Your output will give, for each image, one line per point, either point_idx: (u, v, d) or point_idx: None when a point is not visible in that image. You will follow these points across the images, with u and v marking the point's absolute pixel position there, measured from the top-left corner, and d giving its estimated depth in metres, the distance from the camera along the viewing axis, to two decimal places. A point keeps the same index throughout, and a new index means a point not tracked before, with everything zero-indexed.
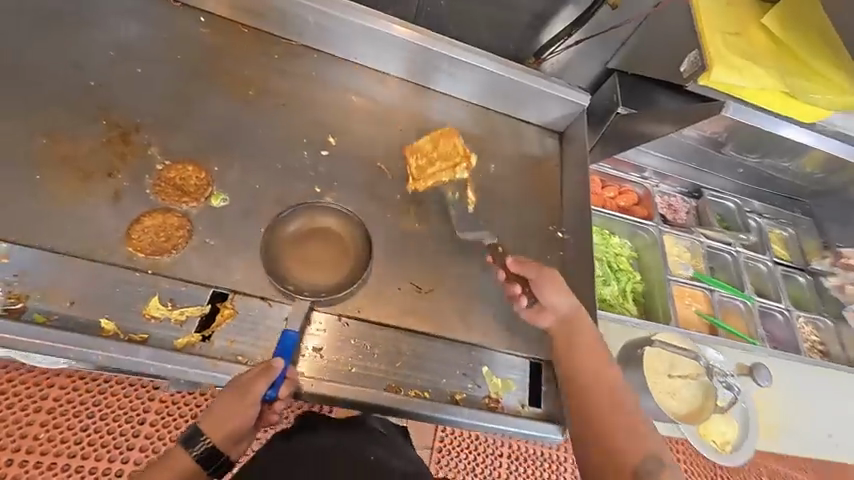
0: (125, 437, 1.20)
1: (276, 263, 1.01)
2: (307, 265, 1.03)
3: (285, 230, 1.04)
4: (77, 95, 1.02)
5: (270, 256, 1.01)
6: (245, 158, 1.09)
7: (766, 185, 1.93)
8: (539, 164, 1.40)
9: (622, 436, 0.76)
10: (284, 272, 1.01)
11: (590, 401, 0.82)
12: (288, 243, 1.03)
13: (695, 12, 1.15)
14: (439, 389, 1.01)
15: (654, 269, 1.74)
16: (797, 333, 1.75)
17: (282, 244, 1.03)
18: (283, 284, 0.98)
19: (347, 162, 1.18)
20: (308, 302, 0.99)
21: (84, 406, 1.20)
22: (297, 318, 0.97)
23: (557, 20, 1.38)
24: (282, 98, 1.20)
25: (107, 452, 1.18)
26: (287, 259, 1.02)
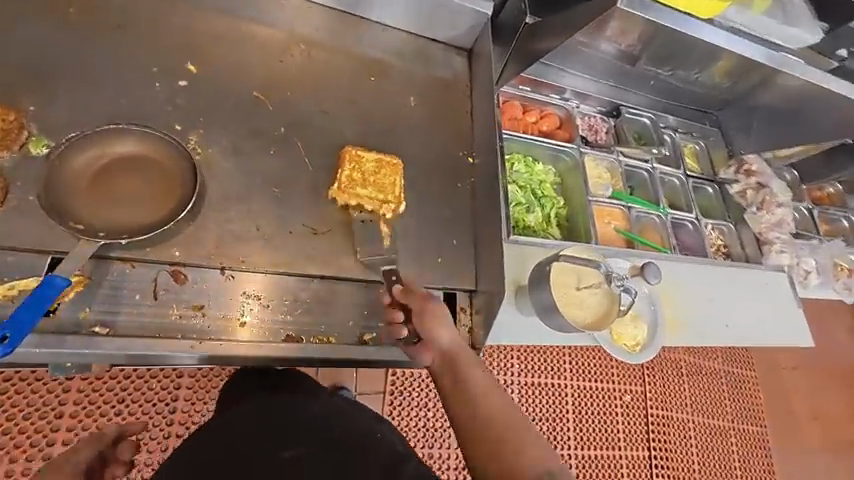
0: (43, 434, 1.15)
1: (67, 202, 0.79)
2: (113, 203, 0.82)
3: (79, 162, 0.81)
4: None
5: (58, 194, 0.79)
6: (73, 93, 0.88)
7: (678, 99, 1.97)
8: (447, 87, 1.29)
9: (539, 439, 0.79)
10: (79, 212, 0.80)
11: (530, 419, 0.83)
12: (79, 172, 0.81)
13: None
14: (346, 332, 0.95)
15: (576, 192, 1.75)
16: (704, 239, 1.88)
17: (75, 179, 0.81)
18: (72, 228, 0.77)
19: (214, 93, 1.00)
20: (98, 244, 0.77)
21: None
22: (73, 262, 0.74)
23: None
24: (117, 16, 0.97)
25: (26, 452, 1.13)
26: (82, 197, 0.81)
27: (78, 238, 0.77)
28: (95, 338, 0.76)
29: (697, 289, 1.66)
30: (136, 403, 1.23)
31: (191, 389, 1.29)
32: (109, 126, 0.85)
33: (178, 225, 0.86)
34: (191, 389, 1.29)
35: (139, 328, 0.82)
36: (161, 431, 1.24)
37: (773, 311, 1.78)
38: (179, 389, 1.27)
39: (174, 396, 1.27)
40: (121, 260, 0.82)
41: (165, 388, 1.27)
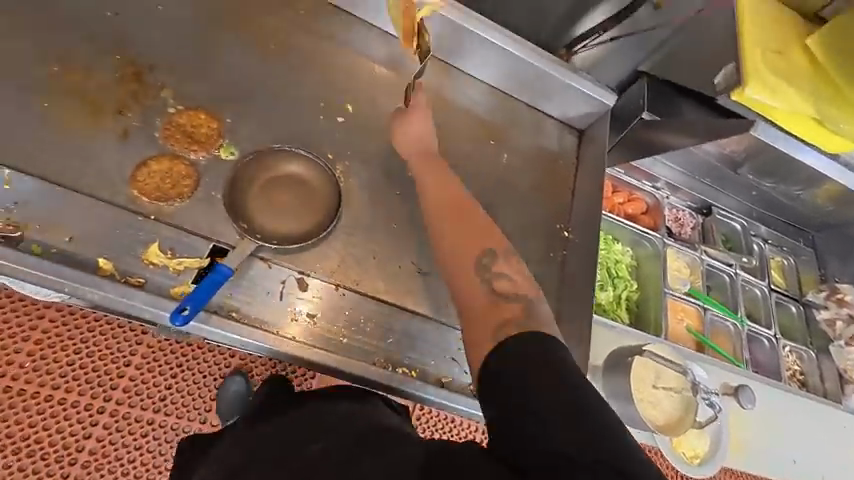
0: (111, 376, 1.32)
1: (241, 203, 0.96)
2: (272, 209, 0.98)
3: (254, 171, 0.98)
4: (94, 25, 0.99)
5: (236, 195, 0.96)
6: (260, 114, 1.06)
7: (773, 210, 1.97)
8: (555, 160, 1.38)
9: (473, 257, 0.85)
10: (248, 214, 0.96)
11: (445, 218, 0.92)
12: (253, 181, 0.98)
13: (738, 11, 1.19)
14: (426, 370, 1.02)
15: (652, 281, 1.75)
16: (780, 361, 1.78)
17: (250, 185, 0.97)
18: (242, 226, 0.94)
19: (363, 131, 1.15)
20: (255, 244, 0.92)
21: (72, 343, 1.32)
22: (235, 254, 0.89)
23: (590, 18, 1.38)
24: (303, 55, 1.16)
25: (93, 390, 1.30)
26: (251, 201, 0.97)
27: (242, 236, 0.93)
28: (231, 322, 0.89)
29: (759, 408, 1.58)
30: (190, 370, 1.40)
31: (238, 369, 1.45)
32: (281, 146, 1.02)
33: (316, 241, 1.00)
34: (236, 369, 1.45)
35: (263, 321, 0.94)
36: (203, 400, 1.39)
37: (843, 455, 1.68)
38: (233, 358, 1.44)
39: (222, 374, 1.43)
40: (261, 258, 0.95)
41: (217, 363, 1.44)
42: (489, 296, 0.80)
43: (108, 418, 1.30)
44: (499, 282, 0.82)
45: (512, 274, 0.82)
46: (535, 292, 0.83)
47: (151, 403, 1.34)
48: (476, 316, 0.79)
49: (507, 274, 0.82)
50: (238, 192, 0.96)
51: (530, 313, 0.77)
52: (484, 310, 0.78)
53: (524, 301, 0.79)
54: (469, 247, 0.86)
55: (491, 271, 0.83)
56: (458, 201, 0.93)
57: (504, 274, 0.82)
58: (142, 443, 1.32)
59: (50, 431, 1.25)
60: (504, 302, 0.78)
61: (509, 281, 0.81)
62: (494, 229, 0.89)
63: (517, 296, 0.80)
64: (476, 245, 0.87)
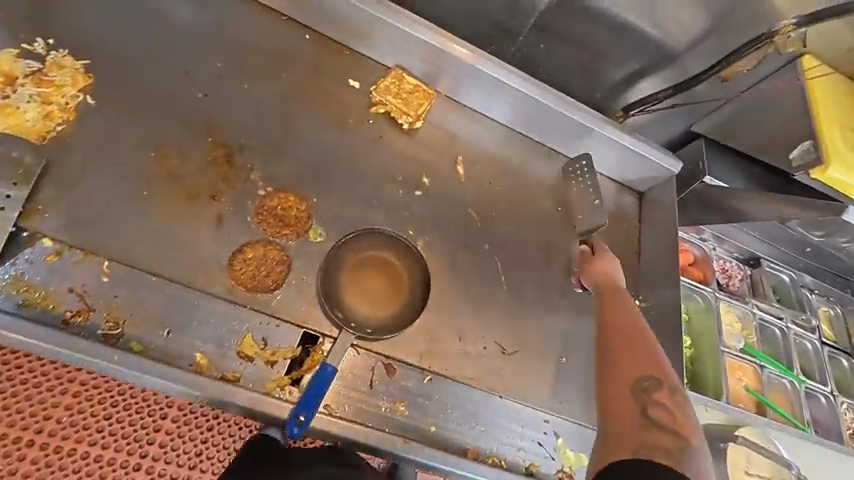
0: (147, 431, 1.26)
1: (335, 291, 0.95)
2: (361, 296, 0.97)
3: (347, 255, 0.98)
4: (187, 108, 1.00)
5: (330, 283, 0.95)
6: (344, 192, 1.07)
7: (820, 261, 1.93)
8: (619, 225, 1.39)
9: (631, 381, 0.81)
10: (340, 302, 0.95)
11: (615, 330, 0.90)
12: (347, 268, 0.98)
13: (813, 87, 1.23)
14: (513, 458, 1.00)
15: (705, 337, 1.72)
16: (839, 420, 1.74)
17: (341, 270, 0.97)
18: (333, 316, 0.92)
19: (441, 205, 1.15)
20: (352, 336, 0.92)
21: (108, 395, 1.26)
22: (338, 353, 0.90)
23: (643, 86, 1.40)
24: (381, 128, 1.18)
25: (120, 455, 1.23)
26: (341, 287, 0.96)
27: (338, 328, 0.92)
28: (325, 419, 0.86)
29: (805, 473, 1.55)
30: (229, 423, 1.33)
31: None
32: (369, 230, 1.02)
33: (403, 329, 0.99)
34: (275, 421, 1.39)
35: (356, 413, 0.92)
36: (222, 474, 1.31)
37: None
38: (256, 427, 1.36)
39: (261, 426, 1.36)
40: (356, 347, 0.95)
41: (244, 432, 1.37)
42: (640, 416, 0.77)
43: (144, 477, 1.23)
44: (655, 410, 0.78)
45: (671, 407, 0.78)
46: (698, 442, 0.77)
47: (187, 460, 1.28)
48: (616, 422, 0.77)
49: (667, 406, 0.78)
50: (332, 279, 0.96)
51: (683, 455, 0.73)
52: (633, 433, 0.75)
53: (685, 444, 0.75)
54: (633, 360, 0.84)
55: (650, 395, 0.79)
56: (634, 323, 0.91)
57: (662, 408, 0.78)
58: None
59: None
60: (652, 429, 0.75)
61: (665, 417, 0.77)
62: (661, 359, 0.85)
63: (677, 434, 0.76)
64: (640, 365, 0.83)
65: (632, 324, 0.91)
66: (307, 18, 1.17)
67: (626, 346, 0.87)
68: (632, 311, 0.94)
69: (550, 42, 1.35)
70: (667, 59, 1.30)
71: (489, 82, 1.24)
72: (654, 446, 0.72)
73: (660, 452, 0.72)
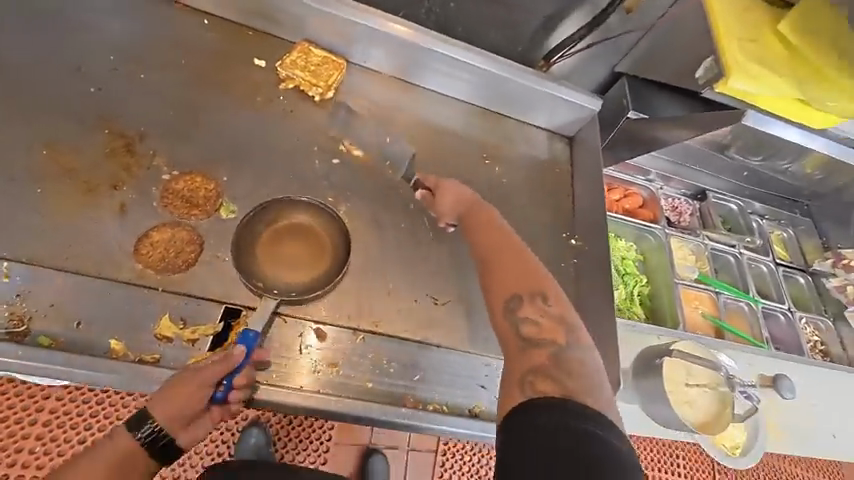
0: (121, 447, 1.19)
1: (250, 265, 0.95)
2: (283, 266, 0.98)
3: (258, 229, 0.98)
4: (80, 103, 0.99)
5: (242, 257, 0.95)
6: (255, 168, 1.06)
7: (765, 186, 1.99)
8: (551, 171, 1.40)
9: (502, 311, 0.82)
10: (258, 273, 0.95)
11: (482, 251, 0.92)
12: (262, 242, 0.98)
13: (707, 6, 1.16)
14: (457, 403, 1.01)
15: (659, 272, 1.76)
16: (799, 335, 1.79)
17: (255, 246, 0.97)
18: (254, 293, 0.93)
19: (360, 170, 1.16)
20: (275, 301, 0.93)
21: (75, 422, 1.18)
22: (260, 319, 0.90)
23: (568, 22, 1.40)
24: (292, 102, 1.18)
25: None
26: (260, 261, 0.97)
27: (260, 296, 0.92)
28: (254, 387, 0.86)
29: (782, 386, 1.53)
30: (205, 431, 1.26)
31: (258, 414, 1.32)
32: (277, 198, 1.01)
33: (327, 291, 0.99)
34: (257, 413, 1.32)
35: (288, 378, 0.93)
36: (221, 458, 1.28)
37: None
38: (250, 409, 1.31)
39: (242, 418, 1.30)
40: (281, 318, 0.95)
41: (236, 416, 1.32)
42: (518, 341, 0.78)
43: None
44: (527, 326, 0.79)
45: (539, 319, 0.78)
46: (572, 338, 0.77)
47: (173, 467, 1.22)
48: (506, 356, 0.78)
49: (535, 318, 0.79)
50: (246, 252, 0.96)
51: (557, 362, 0.72)
52: (512, 356, 0.77)
53: (555, 347, 0.75)
54: (502, 282, 0.85)
55: (518, 314, 0.80)
56: (494, 227, 0.95)
57: (531, 322, 0.78)
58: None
59: None
60: (531, 349, 0.76)
61: (538, 331, 0.77)
62: (532, 270, 0.85)
63: (546, 343, 0.76)
64: (507, 286, 0.84)
65: (494, 241, 0.92)
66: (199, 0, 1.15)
67: (497, 271, 0.87)
68: (495, 222, 0.96)
69: None
70: None
71: (396, 45, 1.22)
72: (531, 366, 0.72)
73: (540, 371, 0.71)
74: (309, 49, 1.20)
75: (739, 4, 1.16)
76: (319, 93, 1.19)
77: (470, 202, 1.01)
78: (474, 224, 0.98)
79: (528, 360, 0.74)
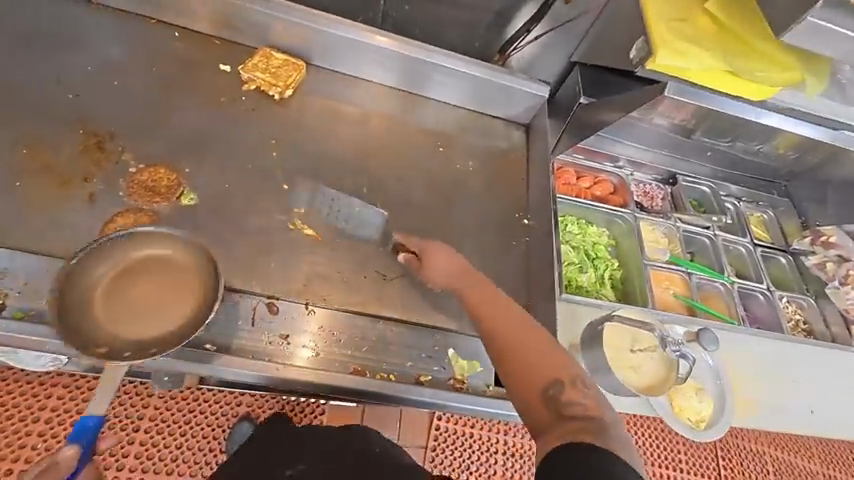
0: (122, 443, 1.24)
1: (99, 317, 0.84)
2: (133, 315, 0.87)
3: (98, 275, 0.87)
4: (59, 108, 1.10)
5: (84, 312, 0.83)
6: (216, 160, 1.15)
7: (738, 168, 1.99)
8: (507, 156, 1.45)
9: (539, 398, 0.73)
10: (106, 327, 0.83)
11: (491, 329, 0.82)
12: (107, 290, 0.87)
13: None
14: (405, 373, 1.05)
15: (630, 255, 1.78)
16: (780, 314, 1.77)
17: (100, 295, 0.86)
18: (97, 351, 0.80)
19: (316, 160, 1.25)
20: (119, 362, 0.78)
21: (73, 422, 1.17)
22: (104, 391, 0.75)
23: (521, 14, 1.48)
24: (255, 102, 1.28)
25: (106, 459, 1.22)
26: (106, 313, 0.85)
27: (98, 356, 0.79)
28: (206, 353, 0.92)
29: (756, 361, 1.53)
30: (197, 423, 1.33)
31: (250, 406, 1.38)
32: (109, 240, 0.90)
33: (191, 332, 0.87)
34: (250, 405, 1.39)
35: (240, 349, 0.98)
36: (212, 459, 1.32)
37: None
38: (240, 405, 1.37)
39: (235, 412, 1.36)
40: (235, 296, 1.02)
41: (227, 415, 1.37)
42: (556, 420, 0.70)
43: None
44: (568, 406, 0.71)
45: (582, 399, 0.71)
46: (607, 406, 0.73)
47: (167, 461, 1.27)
48: (541, 433, 0.70)
49: (579, 400, 0.71)
50: (92, 303, 0.85)
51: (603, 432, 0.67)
52: (551, 428, 0.69)
53: (598, 421, 0.69)
54: (526, 369, 0.75)
55: (559, 399, 0.71)
56: (503, 306, 0.86)
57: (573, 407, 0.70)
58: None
59: None
60: (569, 426, 0.68)
61: (583, 411, 0.70)
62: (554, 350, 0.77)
63: (590, 418, 0.69)
64: (535, 369, 0.75)
65: (505, 323, 0.81)
66: (170, 16, 1.28)
67: (520, 347, 0.78)
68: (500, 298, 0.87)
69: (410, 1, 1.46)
70: None
71: (351, 45, 1.33)
72: (574, 442, 0.66)
73: (582, 432, 0.67)
74: (271, 54, 1.31)
75: None
76: (279, 92, 1.29)
77: (460, 273, 0.96)
78: (480, 311, 0.86)
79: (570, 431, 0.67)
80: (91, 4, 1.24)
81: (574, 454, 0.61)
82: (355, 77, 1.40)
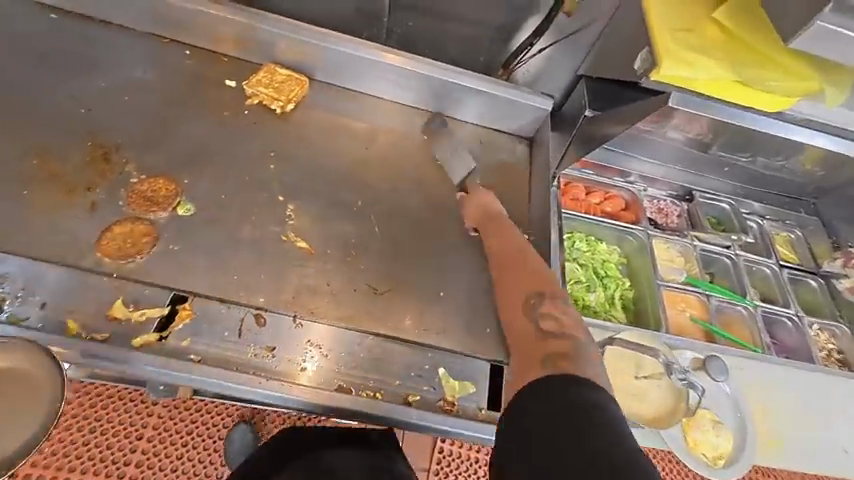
0: (124, 451, 1.37)
1: None
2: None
3: None
4: (70, 121, 1.15)
5: None
6: (216, 171, 1.18)
7: (760, 185, 1.89)
8: (509, 169, 1.42)
9: (523, 309, 0.93)
10: None
11: (504, 257, 1.09)
12: None
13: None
14: (393, 391, 1.01)
15: (643, 275, 1.69)
16: (810, 342, 1.62)
17: None
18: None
19: (314, 172, 1.25)
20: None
21: (88, 423, 1.38)
22: None
23: (524, 28, 1.47)
24: (258, 115, 1.31)
25: (107, 467, 1.35)
26: None
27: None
28: (190, 364, 0.91)
29: (786, 393, 1.39)
30: (200, 434, 1.44)
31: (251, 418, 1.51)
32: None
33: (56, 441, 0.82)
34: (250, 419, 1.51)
35: (224, 360, 0.96)
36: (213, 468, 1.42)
37: None
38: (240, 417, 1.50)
39: (236, 424, 1.48)
40: (225, 305, 1.01)
41: (225, 426, 1.47)
42: (536, 333, 0.86)
43: None
44: (546, 322, 0.88)
45: (559, 316, 0.87)
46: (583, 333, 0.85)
47: (170, 468, 1.39)
48: (520, 342, 0.87)
49: (555, 316, 0.88)
50: None
51: (572, 354, 0.79)
52: (531, 346, 0.83)
53: (571, 340, 0.82)
54: (524, 286, 0.98)
55: (539, 311, 0.90)
56: (521, 249, 1.09)
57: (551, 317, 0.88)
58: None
59: None
60: (548, 339, 0.83)
61: (558, 325, 0.86)
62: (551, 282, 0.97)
63: (562, 335, 0.83)
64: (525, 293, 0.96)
65: (521, 253, 1.08)
66: (181, 35, 1.34)
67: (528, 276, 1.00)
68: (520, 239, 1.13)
69: (414, 17, 1.47)
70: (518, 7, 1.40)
71: (353, 58, 1.35)
72: (548, 352, 0.80)
73: (558, 356, 0.78)
74: (275, 69, 1.34)
75: None
76: (281, 106, 1.31)
77: (491, 216, 1.21)
78: (497, 241, 1.15)
79: (544, 349, 0.81)
80: (110, 25, 1.31)
81: (563, 380, 0.71)
82: (357, 91, 1.42)
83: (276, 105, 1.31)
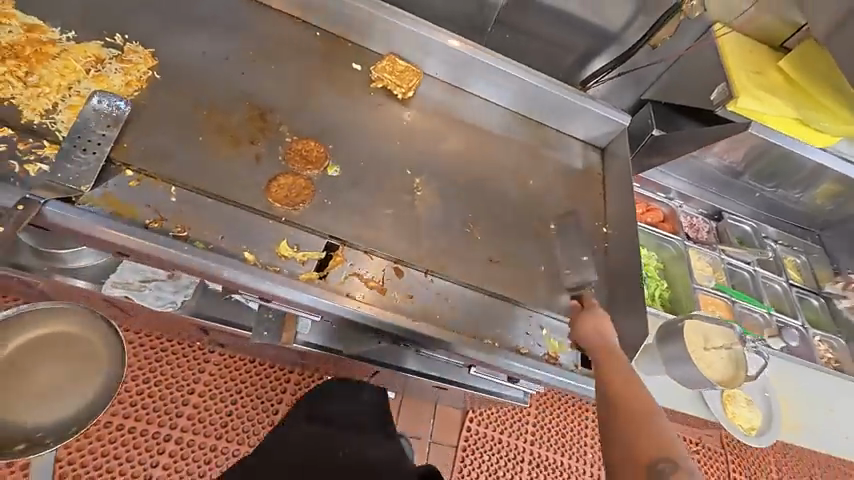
0: (177, 404, 1.47)
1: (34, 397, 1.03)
2: (39, 399, 1.03)
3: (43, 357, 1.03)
4: (225, 82, 1.28)
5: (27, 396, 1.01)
6: (351, 142, 1.33)
7: (777, 213, 2.19)
8: (588, 172, 1.64)
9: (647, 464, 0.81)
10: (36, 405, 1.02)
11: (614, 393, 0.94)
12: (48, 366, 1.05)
13: (721, 47, 1.55)
14: (507, 341, 1.22)
15: (681, 279, 1.93)
16: (815, 350, 1.89)
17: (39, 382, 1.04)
18: (35, 437, 0.99)
19: (430, 154, 1.42)
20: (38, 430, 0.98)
21: (143, 374, 1.46)
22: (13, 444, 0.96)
23: (604, 55, 1.68)
24: (380, 98, 1.47)
25: (161, 417, 1.44)
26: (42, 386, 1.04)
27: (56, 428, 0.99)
28: (349, 300, 1.08)
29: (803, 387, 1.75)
30: (249, 395, 1.55)
31: (296, 384, 1.62)
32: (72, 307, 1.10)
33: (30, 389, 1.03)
34: (295, 385, 1.62)
35: (372, 301, 1.13)
36: (259, 428, 1.53)
37: None
38: (287, 382, 1.60)
39: (282, 388, 1.59)
40: (372, 256, 1.18)
41: (273, 389, 1.59)
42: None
43: (180, 444, 1.43)
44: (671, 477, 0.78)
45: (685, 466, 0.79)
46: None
47: (220, 424, 1.49)
48: None
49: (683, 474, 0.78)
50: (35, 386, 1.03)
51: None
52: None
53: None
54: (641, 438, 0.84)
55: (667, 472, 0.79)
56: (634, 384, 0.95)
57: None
58: (204, 469, 1.44)
59: (148, 454, 1.40)
60: None
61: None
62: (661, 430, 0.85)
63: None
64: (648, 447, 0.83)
65: (632, 393, 0.92)
66: (313, 17, 1.47)
67: (644, 419, 0.87)
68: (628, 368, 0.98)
69: (512, 31, 1.67)
70: (606, 36, 1.62)
71: (466, 60, 1.53)
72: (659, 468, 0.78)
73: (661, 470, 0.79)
74: (396, 59, 1.50)
75: (746, 46, 1.58)
76: (402, 92, 1.48)
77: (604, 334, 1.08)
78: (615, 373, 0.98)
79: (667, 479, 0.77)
80: None
81: None
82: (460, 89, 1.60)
83: (398, 91, 1.48)
